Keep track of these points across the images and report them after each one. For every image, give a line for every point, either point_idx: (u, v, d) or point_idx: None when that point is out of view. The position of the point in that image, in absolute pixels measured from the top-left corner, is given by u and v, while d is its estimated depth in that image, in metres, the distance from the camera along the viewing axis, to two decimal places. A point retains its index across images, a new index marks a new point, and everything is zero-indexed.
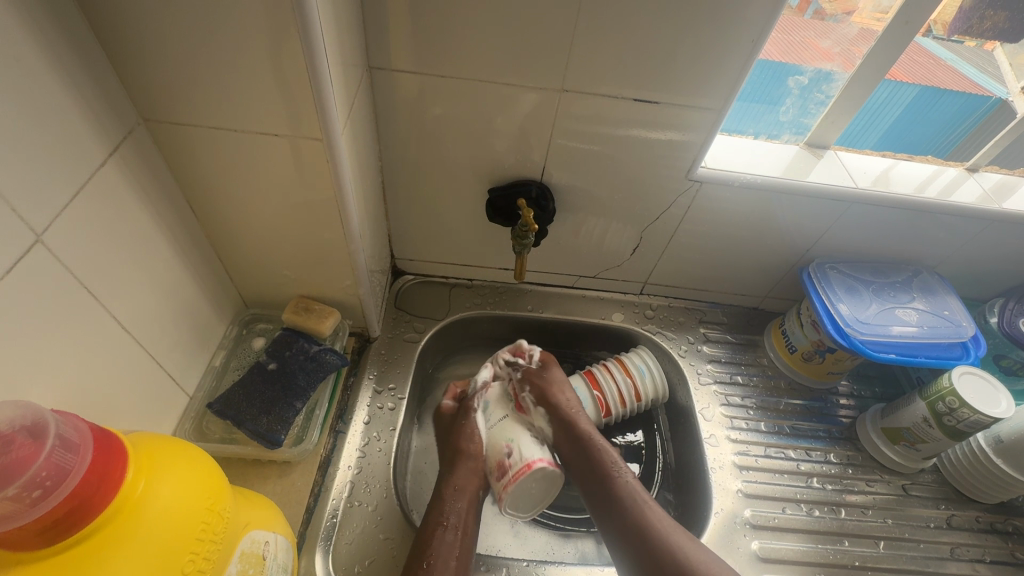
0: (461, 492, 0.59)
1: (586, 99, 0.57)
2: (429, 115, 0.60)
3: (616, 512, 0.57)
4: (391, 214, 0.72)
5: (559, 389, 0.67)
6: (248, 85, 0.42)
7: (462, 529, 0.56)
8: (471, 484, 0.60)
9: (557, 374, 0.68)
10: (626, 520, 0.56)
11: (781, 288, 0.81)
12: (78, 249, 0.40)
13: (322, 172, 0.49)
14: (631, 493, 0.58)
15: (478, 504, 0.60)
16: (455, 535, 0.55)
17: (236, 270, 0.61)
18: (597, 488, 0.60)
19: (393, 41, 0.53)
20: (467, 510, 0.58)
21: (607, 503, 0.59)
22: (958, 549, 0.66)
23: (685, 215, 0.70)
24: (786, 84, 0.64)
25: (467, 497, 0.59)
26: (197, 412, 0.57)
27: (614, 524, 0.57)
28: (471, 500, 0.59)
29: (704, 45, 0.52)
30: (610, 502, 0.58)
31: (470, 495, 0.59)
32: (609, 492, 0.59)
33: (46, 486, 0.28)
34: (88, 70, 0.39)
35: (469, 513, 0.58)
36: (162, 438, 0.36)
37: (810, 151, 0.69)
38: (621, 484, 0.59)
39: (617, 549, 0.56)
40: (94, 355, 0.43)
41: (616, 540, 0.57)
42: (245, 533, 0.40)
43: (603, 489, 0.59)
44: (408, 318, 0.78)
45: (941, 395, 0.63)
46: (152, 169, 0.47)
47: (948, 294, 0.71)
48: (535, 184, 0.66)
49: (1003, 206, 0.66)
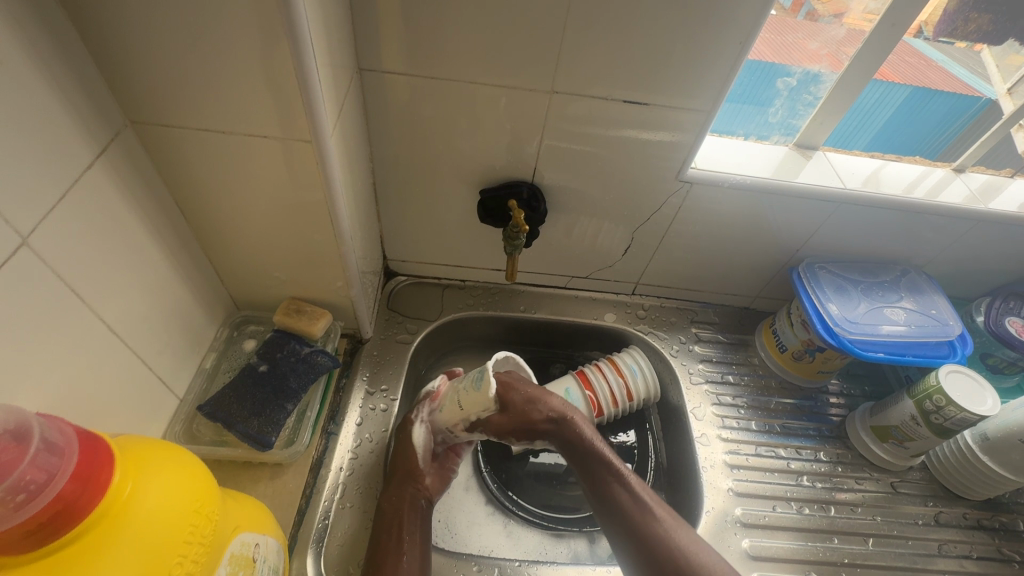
0: (400, 506, 0.57)
1: (575, 100, 0.57)
2: (419, 117, 0.60)
3: (623, 517, 0.54)
4: (383, 216, 0.72)
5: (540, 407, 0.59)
6: (235, 86, 0.42)
7: (405, 535, 0.55)
8: (409, 494, 0.58)
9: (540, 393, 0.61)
10: (634, 531, 0.52)
11: (771, 288, 0.82)
12: (66, 252, 0.40)
13: (311, 174, 0.49)
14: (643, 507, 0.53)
15: (421, 512, 0.58)
16: (400, 542, 0.54)
17: (226, 272, 0.61)
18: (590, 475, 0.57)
19: (383, 43, 0.53)
20: (409, 523, 0.56)
21: (609, 502, 0.55)
22: (945, 546, 0.67)
23: (676, 216, 0.70)
24: (775, 85, 0.64)
25: (408, 508, 0.57)
26: (187, 414, 0.57)
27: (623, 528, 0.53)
28: (411, 512, 0.57)
29: (692, 48, 0.53)
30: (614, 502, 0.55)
31: (409, 499, 0.58)
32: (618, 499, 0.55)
33: (30, 490, 0.28)
34: (74, 72, 0.39)
35: (416, 526, 0.56)
36: (148, 440, 0.36)
37: (799, 151, 0.69)
38: (628, 489, 0.55)
39: (620, 550, 0.53)
40: (82, 358, 0.42)
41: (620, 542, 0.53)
42: (235, 536, 0.39)
43: (605, 487, 0.56)
44: (401, 319, 0.78)
45: (929, 393, 0.64)
46: (140, 171, 0.47)
47: (936, 294, 0.72)
48: (526, 185, 0.66)
49: (989, 206, 0.67)
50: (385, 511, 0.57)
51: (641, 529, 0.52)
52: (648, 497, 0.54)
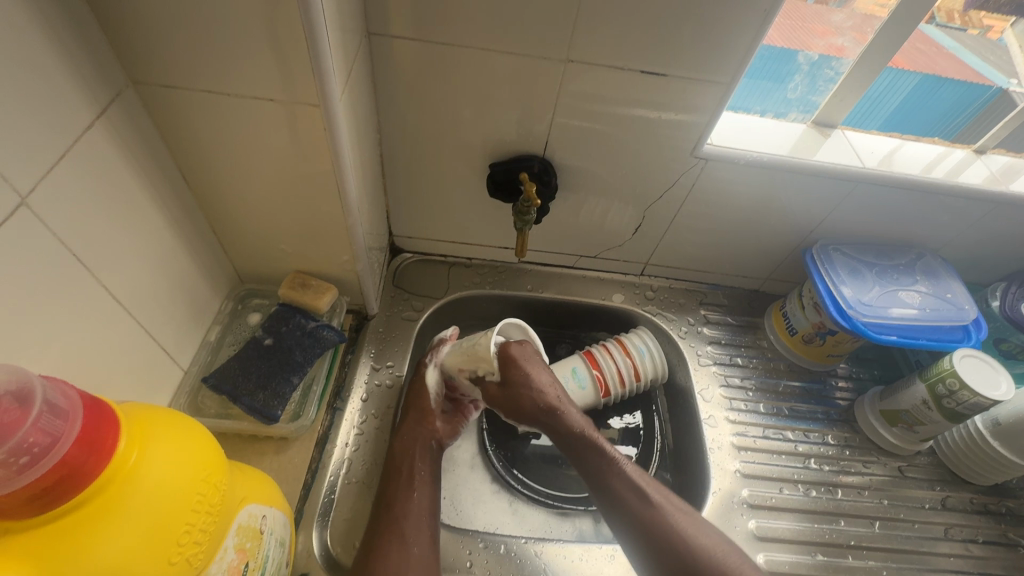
0: (414, 443, 0.58)
1: (591, 71, 0.55)
2: (429, 86, 0.58)
3: (625, 511, 0.51)
4: (390, 190, 0.70)
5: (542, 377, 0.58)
6: (240, 45, 0.40)
7: (417, 471, 0.57)
8: (422, 433, 0.59)
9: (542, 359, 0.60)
10: (629, 508, 0.51)
11: (783, 270, 0.80)
12: (67, 217, 0.39)
13: (319, 141, 0.48)
14: (642, 496, 0.51)
15: (433, 452, 0.59)
16: (411, 477, 0.56)
17: (230, 243, 0.60)
18: (587, 464, 0.55)
19: (393, 8, 0.51)
20: (421, 459, 0.58)
21: (611, 497, 0.53)
22: (951, 530, 0.67)
23: (689, 195, 0.68)
24: (795, 60, 0.62)
25: (421, 450, 0.58)
26: (191, 387, 0.56)
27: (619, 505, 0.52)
28: (425, 449, 0.59)
29: (715, 16, 0.50)
30: (606, 480, 0.54)
31: (423, 439, 0.59)
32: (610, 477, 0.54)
33: (34, 453, 0.27)
34: (73, 25, 0.37)
35: (426, 466, 0.57)
36: (155, 408, 0.35)
37: (817, 129, 0.67)
38: (625, 479, 0.53)
39: (618, 527, 0.52)
40: (83, 326, 0.41)
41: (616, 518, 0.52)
42: (242, 507, 0.39)
43: (602, 482, 0.54)
44: (406, 296, 0.77)
45: (942, 377, 0.63)
46: (142, 135, 0.46)
47: (952, 278, 0.71)
48: (537, 159, 0.65)
49: (1010, 188, 0.65)
50: (397, 450, 0.58)
51: (634, 508, 0.51)
52: (644, 483, 0.53)
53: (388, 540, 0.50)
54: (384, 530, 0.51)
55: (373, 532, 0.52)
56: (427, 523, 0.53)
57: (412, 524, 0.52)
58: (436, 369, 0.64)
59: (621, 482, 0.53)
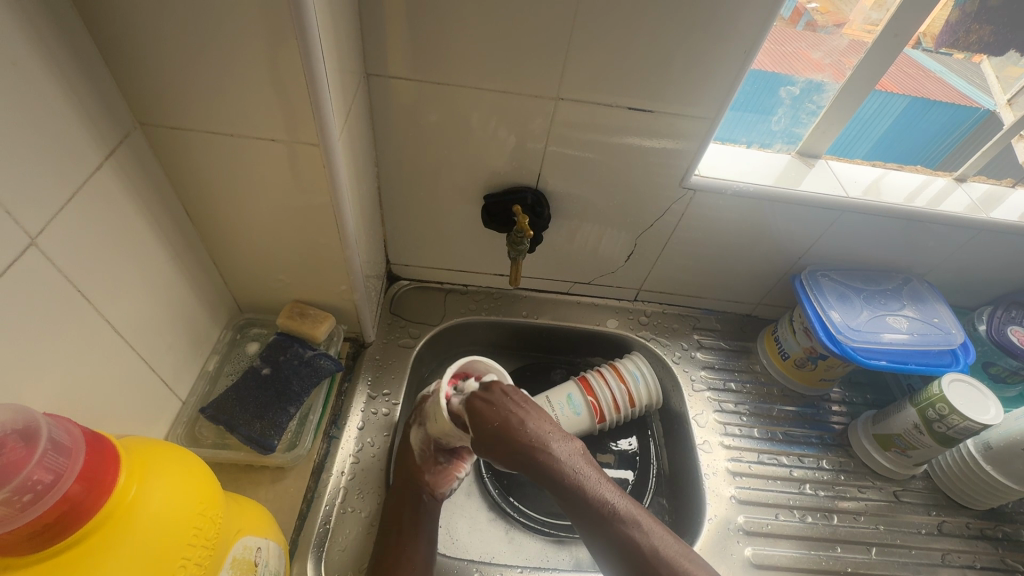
0: (400, 507, 0.57)
1: (580, 107, 0.58)
2: (425, 123, 0.60)
3: (620, 552, 0.49)
4: (387, 220, 0.72)
5: (514, 415, 0.54)
6: (243, 90, 0.43)
7: (405, 535, 0.55)
8: (407, 493, 0.58)
9: (514, 398, 0.56)
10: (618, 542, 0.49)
11: (774, 295, 0.82)
12: (74, 255, 0.40)
13: (318, 177, 0.49)
14: (635, 540, 0.49)
15: (422, 509, 0.58)
16: (400, 537, 0.55)
17: (231, 274, 0.61)
18: (576, 505, 0.52)
19: (390, 50, 0.54)
20: (410, 521, 0.56)
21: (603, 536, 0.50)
22: (949, 555, 0.67)
23: (679, 223, 0.70)
24: (777, 94, 0.65)
25: (408, 509, 0.57)
26: (189, 417, 0.57)
27: (604, 536, 0.50)
28: (412, 509, 0.57)
29: (697, 55, 0.53)
30: (592, 516, 0.51)
31: (409, 500, 0.58)
32: (600, 523, 0.50)
33: (37, 490, 0.28)
34: (86, 74, 0.39)
35: (417, 525, 0.56)
36: (154, 442, 0.36)
37: (802, 160, 0.70)
38: (618, 521, 0.50)
39: (604, 558, 0.51)
40: (86, 359, 0.42)
41: (603, 550, 0.51)
42: (237, 540, 0.39)
43: (592, 523, 0.51)
44: (403, 323, 0.78)
45: (931, 402, 0.64)
46: (148, 173, 0.47)
47: (938, 302, 0.72)
48: (530, 190, 0.67)
49: (991, 216, 0.67)
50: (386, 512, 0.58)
51: (628, 550, 0.49)
52: (643, 526, 0.50)
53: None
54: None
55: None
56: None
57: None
58: (419, 431, 0.62)
59: (615, 526, 0.50)
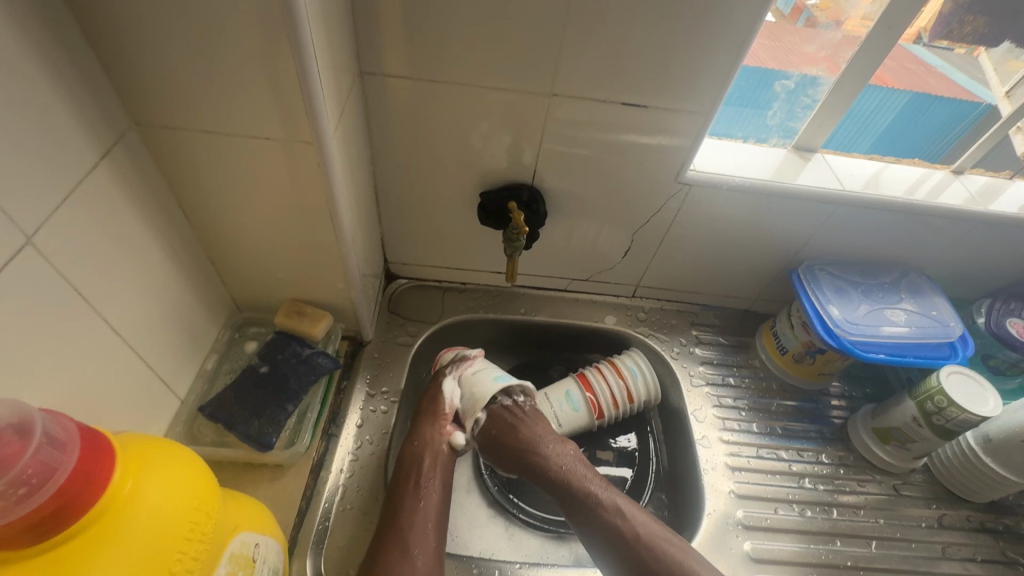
0: (421, 452, 0.60)
1: (574, 103, 0.58)
2: (420, 121, 0.60)
3: (605, 529, 0.56)
4: (384, 219, 0.72)
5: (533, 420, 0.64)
6: (236, 90, 0.43)
7: (424, 482, 0.58)
8: (432, 441, 0.61)
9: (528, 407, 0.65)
10: (605, 520, 0.56)
11: (772, 290, 0.82)
12: (70, 255, 0.40)
13: (313, 176, 0.49)
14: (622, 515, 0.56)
15: (444, 458, 0.60)
16: (417, 484, 0.57)
17: (228, 274, 0.61)
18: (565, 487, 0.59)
19: (385, 48, 0.54)
20: (429, 470, 0.59)
21: (590, 516, 0.57)
22: (949, 548, 0.66)
23: (675, 218, 0.70)
24: (772, 89, 0.65)
25: (429, 458, 0.60)
26: (188, 416, 0.57)
27: (587, 513, 0.57)
28: (434, 457, 0.60)
29: (690, 51, 0.53)
30: (583, 498, 0.58)
31: (432, 445, 0.60)
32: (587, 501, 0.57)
33: (32, 483, 0.28)
34: (80, 75, 0.40)
35: (436, 475, 0.59)
36: (151, 438, 0.36)
37: (798, 154, 0.69)
38: (605, 502, 0.57)
39: (592, 540, 0.56)
40: (84, 358, 0.43)
41: (586, 524, 0.57)
42: (235, 535, 0.39)
43: (581, 503, 0.58)
44: (401, 322, 0.78)
45: (930, 394, 0.64)
46: (144, 173, 0.48)
47: (937, 295, 0.72)
48: (526, 187, 0.67)
49: (989, 208, 0.67)
50: (407, 458, 0.60)
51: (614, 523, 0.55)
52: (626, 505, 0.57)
53: (396, 548, 0.52)
54: (389, 539, 0.53)
55: (381, 539, 0.53)
56: (434, 534, 0.55)
57: (419, 530, 0.54)
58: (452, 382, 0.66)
59: (601, 505, 0.57)
